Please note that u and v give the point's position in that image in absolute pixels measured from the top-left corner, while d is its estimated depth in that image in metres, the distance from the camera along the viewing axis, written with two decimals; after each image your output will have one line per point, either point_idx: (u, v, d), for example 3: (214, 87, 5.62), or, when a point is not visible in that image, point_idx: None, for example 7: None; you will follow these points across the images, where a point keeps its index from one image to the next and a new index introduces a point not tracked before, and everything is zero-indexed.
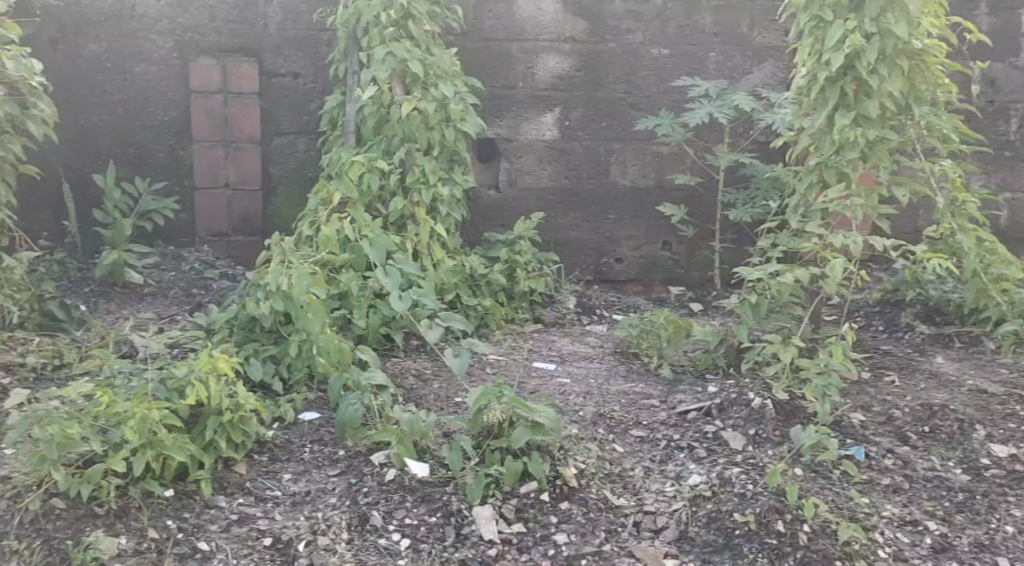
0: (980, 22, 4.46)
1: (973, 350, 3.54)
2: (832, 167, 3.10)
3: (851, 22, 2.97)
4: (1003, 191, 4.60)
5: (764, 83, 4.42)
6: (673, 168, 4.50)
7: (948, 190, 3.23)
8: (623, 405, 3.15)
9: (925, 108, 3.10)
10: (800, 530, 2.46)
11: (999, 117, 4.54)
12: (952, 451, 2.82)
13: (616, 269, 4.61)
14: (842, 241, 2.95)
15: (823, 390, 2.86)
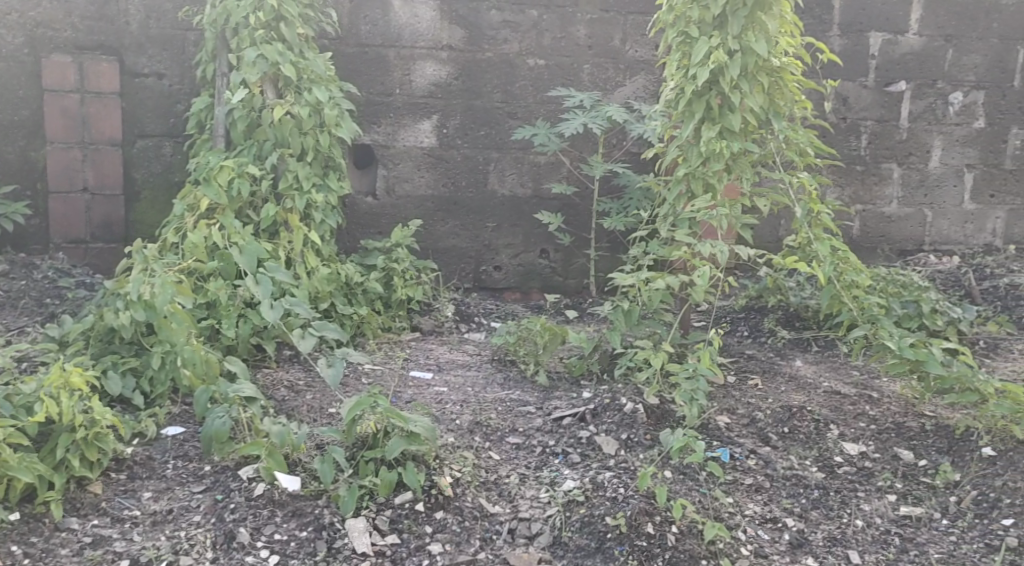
0: (833, 43, 4.72)
1: (829, 354, 3.74)
2: (699, 178, 3.21)
3: (715, 39, 3.08)
4: (855, 203, 4.89)
5: (637, 95, 4.54)
6: (549, 177, 4.56)
7: (805, 201, 3.40)
8: (499, 412, 3.16)
9: (783, 123, 3.25)
10: (668, 531, 2.53)
11: (851, 133, 4.82)
12: (809, 450, 2.97)
13: (495, 277, 4.64)
14: (709, 250, 3.06)
15: (691, 395, 2.93)
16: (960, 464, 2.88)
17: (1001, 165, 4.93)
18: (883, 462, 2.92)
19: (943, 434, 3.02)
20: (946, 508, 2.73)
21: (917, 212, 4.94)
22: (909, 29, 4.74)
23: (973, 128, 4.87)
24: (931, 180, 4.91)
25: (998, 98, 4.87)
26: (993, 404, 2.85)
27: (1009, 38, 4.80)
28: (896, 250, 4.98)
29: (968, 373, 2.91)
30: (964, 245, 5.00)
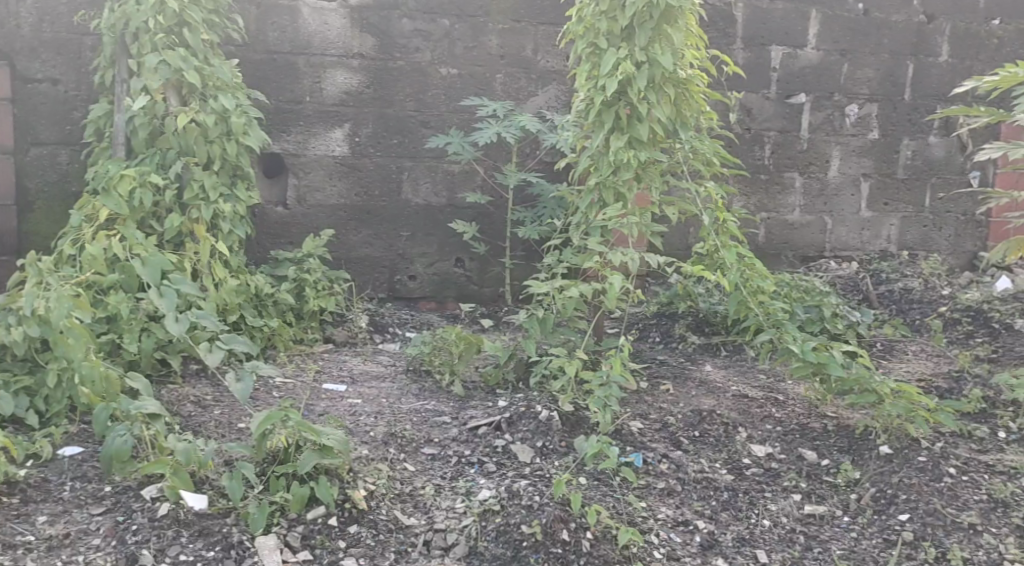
0: (736, 56, 4.86)
1: (737, 359, 3.84)
2: (610, 187, 3.25)
3: (623, 50, 3.14)
4: (760, 211, 5.04)
5: (548, 105, 4.58)
6: (463, 186, 4.55)
7: (712, 209, 3.48)
8: (414, 423, 3.13)
9: (690, 134, 3.32)
10: (583, 537, 2.55)
11: (755, 143, 4.97)
12: (718, 453, 3.03)
13: (409, 287, 4.60)
14: (620, 257, 3.09)
15: (604, 402, 2.96)
16: (860, 462, 2.98)
17: (894, 174, 5.15)
18: (788, 463, 3.01)
19: (844, 434, 3.13)
20: (847, 506, 2.83)
21: (818, 220, 5.11)
22: (807, 44, 4.92)
23: (867, 139, 5.09)
24: (830, 189, 5.10)
25: (891, 110, 5.09)
26: (889, 404, 2.97)
27: (899, 53, 5.03)
28: (799, 257, 5.14)
29: (866, 374, 3.02)
30: (862, 251, 5.20)
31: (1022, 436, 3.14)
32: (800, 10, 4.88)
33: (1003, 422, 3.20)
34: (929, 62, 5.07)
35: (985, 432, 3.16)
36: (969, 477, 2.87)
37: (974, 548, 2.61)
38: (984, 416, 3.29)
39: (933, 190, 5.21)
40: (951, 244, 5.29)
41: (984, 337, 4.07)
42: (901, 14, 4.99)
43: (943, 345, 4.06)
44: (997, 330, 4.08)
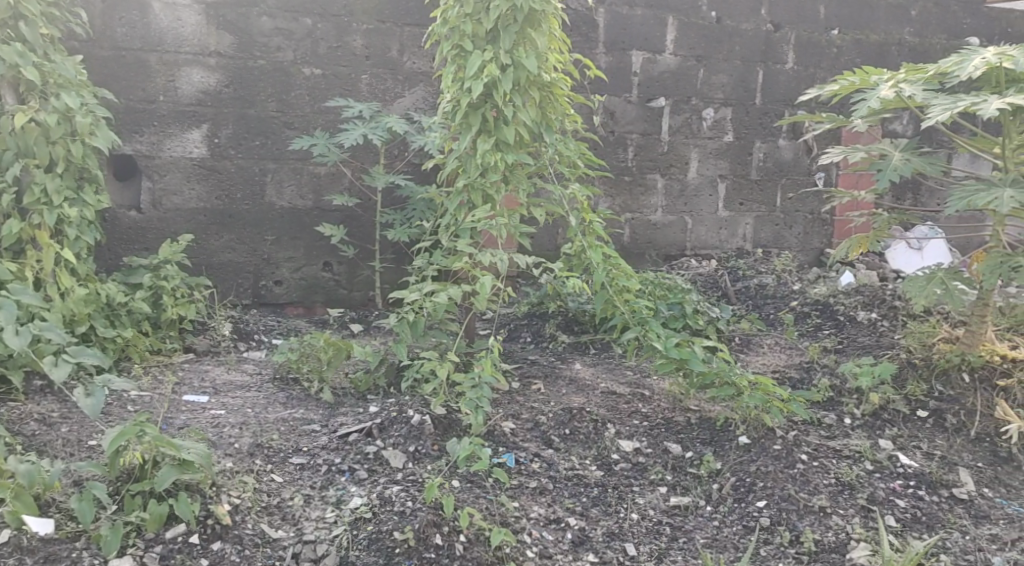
0: (598, 60, 4.98)
1: (604, 357, 3.93)
2: (478, 189, 3.25)
3: (488, 53, 3.14)
4: (624, 212, 5.19)
5: (415, 107, 4.54)
6: (330, 189, 4.46)
7: (578, 210, 3.54)
8: (282, 433, 3.04)
9: (555, 136, 3.37)
10: (456, 541, 2.54)
11: (618, 145, 5.12)
12: (588, 450, 3.09)
13: (276, 292, 4.47)
14: (490, 259, 3.10)
15: (476, 403, 2.95)
16: (721, 453, 3.10)
17: (748, 176, 5.40)
18: (654, 456, 3.09)
19: (706, 426, 3.25)
20: (710, 495, 2.93)
21: (679, 220, 5.31)
22: (665, 49, 5.09)
23: (723, 141, 5.31)
24: (690, 190, 5.30)
25: (744, 115, 5.33)
26: (746, 396, 3.11)
27: (750, 60, 5.27)
28: (662, 255, 5.33)
29: (725, 368, 3.14)
30: (720, 249, 5.43)
31: (864, 421, 3.34)
32: (658, 16, 5.04)
33: (848, 409, 3.40)
34: (777, 69, 5.33)
35: (832, 419, 3.35)
36: (819, 462, 3.02)
37: (824, 530, 2.73)
38: (831, 404, 3.48)
39: (783, 190, 5.48)
40: (800, 242, 5.59)
41: (830, 329, 4.31)
42: (751, 22, 5.24)
43: (794, 338, 4.28)
44: (842, 322, 4.33)
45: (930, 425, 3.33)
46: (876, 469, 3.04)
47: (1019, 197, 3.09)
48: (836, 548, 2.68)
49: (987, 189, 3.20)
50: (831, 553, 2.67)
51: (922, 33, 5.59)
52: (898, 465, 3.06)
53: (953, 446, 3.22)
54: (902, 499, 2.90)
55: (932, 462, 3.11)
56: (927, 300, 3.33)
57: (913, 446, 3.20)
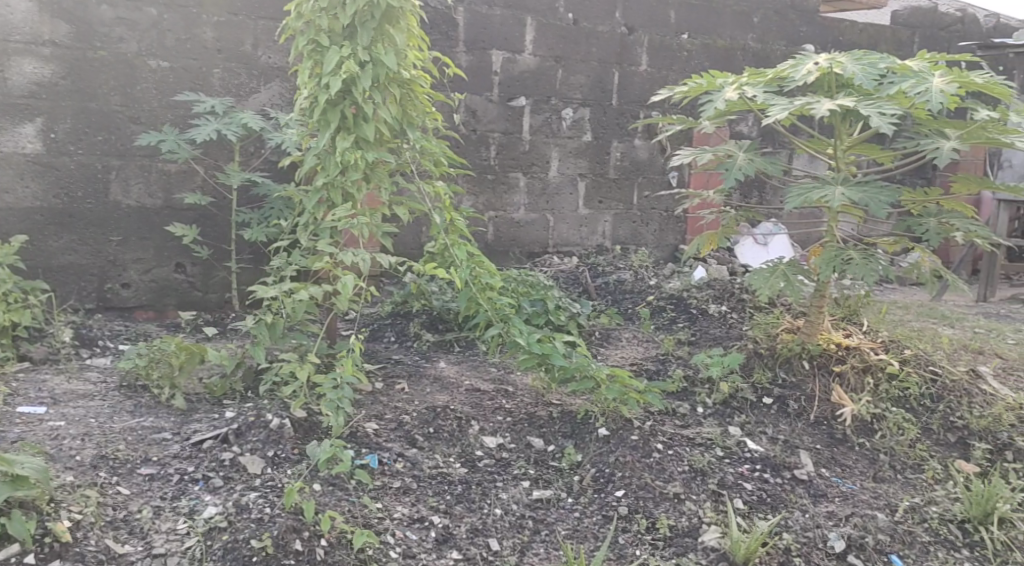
0: (459, 59, 5.01)
1: (469, 354, 3.94)
2: (338, 187, 3.17)
3: (346, 49, 3.08)
4: (487, 210, 5.24)
5: (272, 103, 4.42)
6: (181, 187, 4.27)
7: (441, 209, 3.53)
8: (129, 443, 2.89)
9: (417, 133, 3.34)
10: (317, 546, 2.50)
11: (480, 144, 5.16)
12: (452, 448, 3.10)
13: (122, 296, 4.25)
14: (351, 258, 3.03)
15: (337, 404, 2.89)
16: (581, 445, 3.18)
17: (606, 174, 5.56)
18: (517, 452, 3.13)
19: (567, 420, 3.32)
20: (571, 488, 2.99)
21: (541, 218, 5.40)
22: (524, 49, 5.18)
23: (582, 141, 5.45)
24: (551, 188, 5.41)
25: (602, 115, 5.48)
26: (604, 388, 3.19)
27: (606, 62, 5.43)
28: (525, 253, 5.41)
29: (584, 362, 3.21)
30: (581, 246, 5.57)
31: (715, 410, 3.50)
32: (516, 17, 5.13)
33: (701, 398, 3.54)
34: (631, 71, 5.52)
35: (686, 408, 3.48)
36: (673, 451, 3.14)
37: (678, 516, 2.84)
38: (686, 393, 3.61)
39: (639, 188, 5.69)
40: (656, 238, 5.81)
41: (685, 322, 4.48)
42: (606, 25, 5.41)
43: (651, 331, 4.42)
44: (695, 315, 4.51)
45: (775, 411, 3.52)
46: (725, 455, 3.19)
47: (849, 194, 3.31)
48: (689, 533, 2.79)
49: (821, 187, 3.41)
50: (685, 538, 2.77)
51: (764, 39, 5.93)
52: (746, 451, 3.22)
53: (796, 431, 3.41)
54: (749, 483, 3.05)
55: (776, 446, 3.29)
56: (770, 292, 3.52)
57: (760, 432, 3.38)
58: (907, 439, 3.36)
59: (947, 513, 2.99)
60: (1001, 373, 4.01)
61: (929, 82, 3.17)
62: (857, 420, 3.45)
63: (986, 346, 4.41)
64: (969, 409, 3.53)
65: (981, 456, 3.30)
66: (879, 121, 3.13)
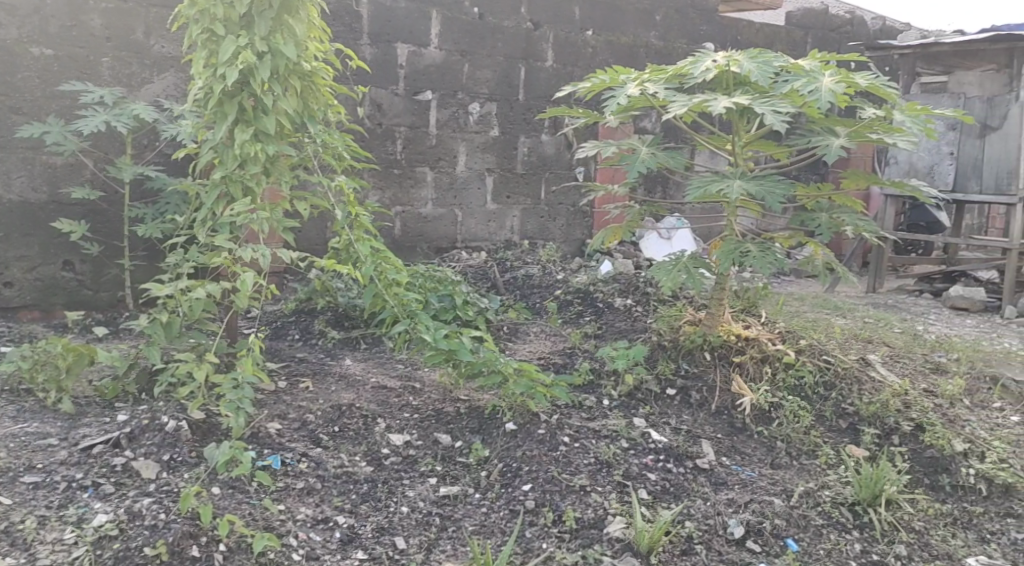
0: (362, 51, 4.97)
1: (376, 351, 3.89)
2: (236, 181, 3.07)
3: (243, 39, 2.99)
4: (394, 205, 5.22)
5: (166, 93, 4.27)
6: (68, 181, 4.09)
7: (344, 204, 3.46)
8: (11, 450, 2.75)
9: (319, 127, 3.27)
10: (215, 551, 2.43)
11: (386, 138, 5.14)
12: (358, 446, 3.05)
13: (5, 295, 4.04)
14: (250, 254, 2.93)
15: (237, 405, 2.80)
16: (488, 440, 3.18)
17: (514, 169, 5.64)
18: (424, 448, 3.11)
19: (474, 415, 3.31)
20: (478, 483, 2.98)
21: (449, 213, 5.44)
22: (430, 43, 5.19)
23: (489, 136, 5.50)
24: (459, 183, 5.45)
25: (508, 110, 5.55)
26: (512, 382, 3.20)
27: (512, 57, 5.50)
28: (433, 248, 5.42)
29: (492, 357, 3.21)
30: (489, 240, 5.63)
31: (621, 402, 3.55)
32: (421, 10, 5.13)
33: (607, 391, 3.60)
34: (537, 66, 5.61)
35: (592, 401, 3.52)
36: (580, 443, 3.18)
37: (583, 508, 2.87)
38: (592, 386, 3.67)
39: (546, 184, 5.79)
40: (563, 232, 5.93)
41: (591, 315, 4.53)
42: (511, 20, 5.47)
43: (558, 325, 4.47)
44: (601, 309, 4.56)
45: (678, 402, 3.60)
46: (630, 446, 3.23)
47: (746, 188, 3.40)
48: (594, 524, 2.82)
49: (720, 181, 3.50)
50: (590, 529, 2.80)
51: (666, 37, 6.13)
52: (650, 441, 3.27)
53: (697, 421, 3.49)
54: (653, 473, 3.11)
55: (679, 436, 3.36)
56: (672, 284, 3.59)
57: (663, 422, 3.44)
58: (802, 426, 3.47)
59: (838, 497, 3.11)
60: (888, 360, 4.20)
61: (819, 81, 3.29)
62: (756, 409, 3.55)
63: (874, 335, 4.62)
64: (859, 396, 3.67)
65: (869, 441, 3.44)
66: (773, 119, 3.23)
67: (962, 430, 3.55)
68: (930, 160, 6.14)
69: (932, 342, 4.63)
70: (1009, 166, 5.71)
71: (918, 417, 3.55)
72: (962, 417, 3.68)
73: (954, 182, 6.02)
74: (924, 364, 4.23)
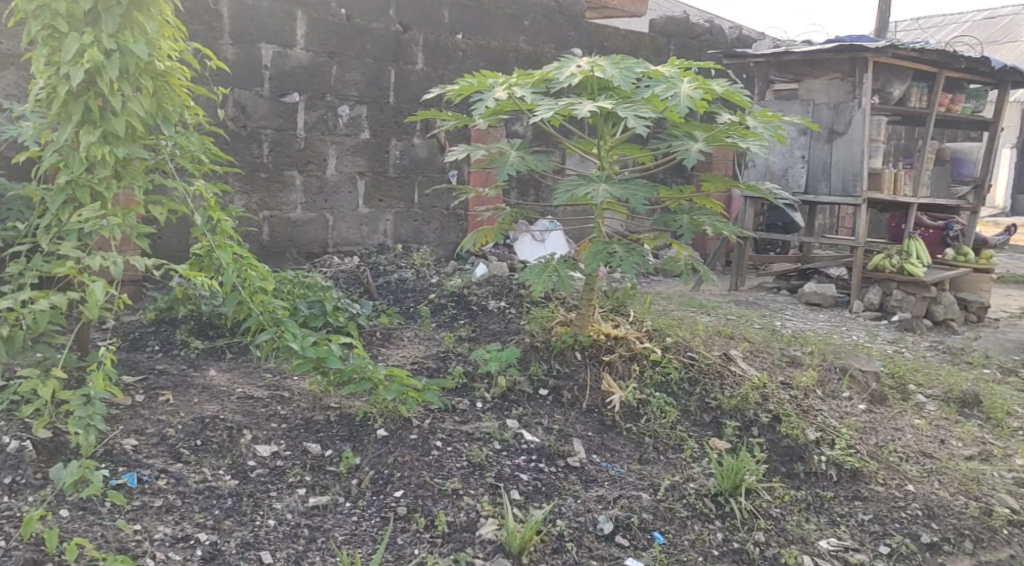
0: (223, 51, 4.83)
1: (242, 360, 3.77)
2: (84, 186, 2.91)
3: (87, 36, 2.84)
4: (261, 210, 5.09)
5: (7, 93, 4.02)
6: None
7: (204, 209, 3.34)
8: None
9: (174, 129, 3.14)
10: None
11: (251, 141, 5.00)
12: (221, 459, 2.96)
13: None
14: (100, 262, 2.78)
15: (87, 422, 2.66)
16: (359, 448, 3.13)
17: (386, 172, 5.60)
18: (292, 459, 3.03)
19: (345, 423, 3.26)
20: (349, 491, 2.93)
21: (319, 217, 5.34)
22: (295, 43, 5.09)
23: (359, 139, 5.44)
24: (329, 187, 5.36)
25: (378, 113, 5.50)
26: (382, 389, 3.16)
27: (381, 59, 5.46)
28: (303, 253, 5.31)
29: (361, 363, 3.17)
30: (361, 245, 5.56)
31: (493, 404, 3.56)
32: (285, 10, 5.03)
33: (480, 393, 3.60)
34: (407, 69, 5.59)
35: (466, 404, 3.52)
36: (452, 447, 3.17)
37: (456, 511, 2.86)
38: (465, 389, 3.67)
39: (419, 187, 5.77)
40: (437, 236, 5.92)
41: (465, 318, 4.54)
42: (379, 22, 5.44)
43: (431, 329, 4.45)
44: (475, 312, 4.57)
45: (550, 401, 3.64)
46: (503, 447, 3.26)
47: (611, 191, 3.49)
48: (466, 527, 2.81)
49: (586, 184, 3.57)
50: (462, 533, 2.80)
51: (535, 42, 6.24)
52: (522, 442, 3.31)
53: (569, 419, 3.54)
54: (525, 473, 3.14)
55: (550, 435, 3.40)
56: (542, 286, 3.64)
57: (535, 422, 3.47)
58: (668, 421, 3.58)
59: (702, 488, 3.22)
60: (749, 355, 4.38)
61: (678, 87, 3.41)
62: (625, 406, 3.64)
63: (736, 331, 4.81)
64: (721, 390, 3.82)
65: (731, 434, 3.58)
66: (635, 123, 3.32)
67: (814, 420, 3.74)
68: (784, 164, 6.48)
69: (788, 336, 4.87)
70: (854, 169, 6.07)
71: (775, 408, 3.72)
72: (814, 408, 3.88)
73: (806, 185, 6.37)
74: (781, 358, 4.43)
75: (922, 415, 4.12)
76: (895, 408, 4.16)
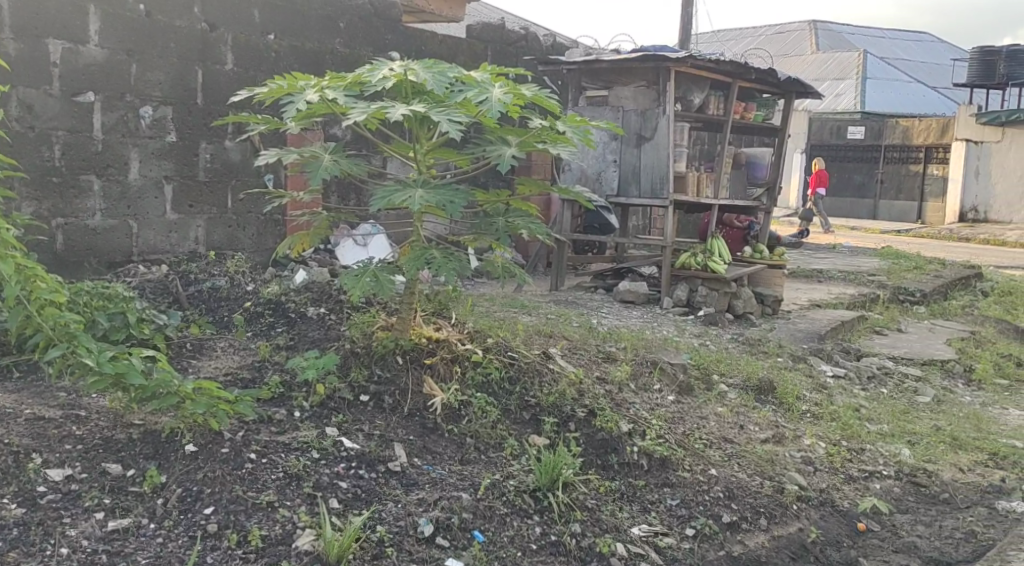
0: (5, 46, 4.50)
1: (32, 380, 3.49)
2: None
3: None
4: (53, 217, 4.75)
5: None
6: None
7: None
8: None
9: None
10: None
11: (39, 143, 4.67)
12: (6, 486, 2.73)
13: None
14: None
15: None
16: (165, 465, 2.97)
17: (195, 177, 5.35)
18: (89, 481, 2.83)
19: (150, 440, 3.08)
20: (154, 512, 2.77)
21: (122, 224, 5.04)
22: (88, 40, 4.79)
23: (165, 141, 5.17)
24: (132, 192, 5.07)
25: (184, 114, 5.25)
26: (191, 403, 2.99)
27: (186, 58, 5.22)
28: (105, 262, 4.99)
29: (166, 377, 3.00)
30: (170, 253, 5.29)
31: (312, 412, 3.47)
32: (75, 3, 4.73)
33: (298, 403, 3.49)
34: (215, 69, 5.37)
35: (282, 414, 3.41)
36: (267, 459, 3.06)
37: (270, 525, 2.77)
38: (282, 399, 3.56)
39: (233, 191, 5.55)
40: (253, 242, 5.72)
41: (283, 326, 4.39)
42: (183, 20, 5.19)
43: (246, 339, 4.28)
44: (293, 319, 4.43)
45: (371, 407, 3.59)
46: (321, 456, 3.17)
47: (429, 195, 3.47)
48: (282, 540, 2.72)
49: (403, 189, 3.54)
50: (277, 546, 2.70)
51: (350, 44, 6.17)
52: (342, 450, 3.24)
53: (390, 424, 3.50)
54: (344, 481, 3.08)
55: (371, 441, 3.35)
56: (360, 292, 3.58)
57: (356, 429, 3.42)
58: (488, 421, 3.62)
59: (521, 485, 3.27)
60: (567, 352, 4.50)
61: (489, 91, 3.44)
62: (446, 408, 3.65)
63: (555, 330, 4.93)
64: (540, 387, 3.90)
65: (549, 430, 3.66)
66: (449, 126, 3.32)
67: (627, 412, 3.90)
68: (598, 167, 6.71)
69: (604, 334, 5.05)
70: (661, 173, 6.37)
71: (591, 404, 3.84)
72: (627, 401, 4.04)
73: (619, 188, 6.63)
74: (597, 354, 4.59)
75: (724, 403, 4.39)
76: (700, 398, 4.40)
